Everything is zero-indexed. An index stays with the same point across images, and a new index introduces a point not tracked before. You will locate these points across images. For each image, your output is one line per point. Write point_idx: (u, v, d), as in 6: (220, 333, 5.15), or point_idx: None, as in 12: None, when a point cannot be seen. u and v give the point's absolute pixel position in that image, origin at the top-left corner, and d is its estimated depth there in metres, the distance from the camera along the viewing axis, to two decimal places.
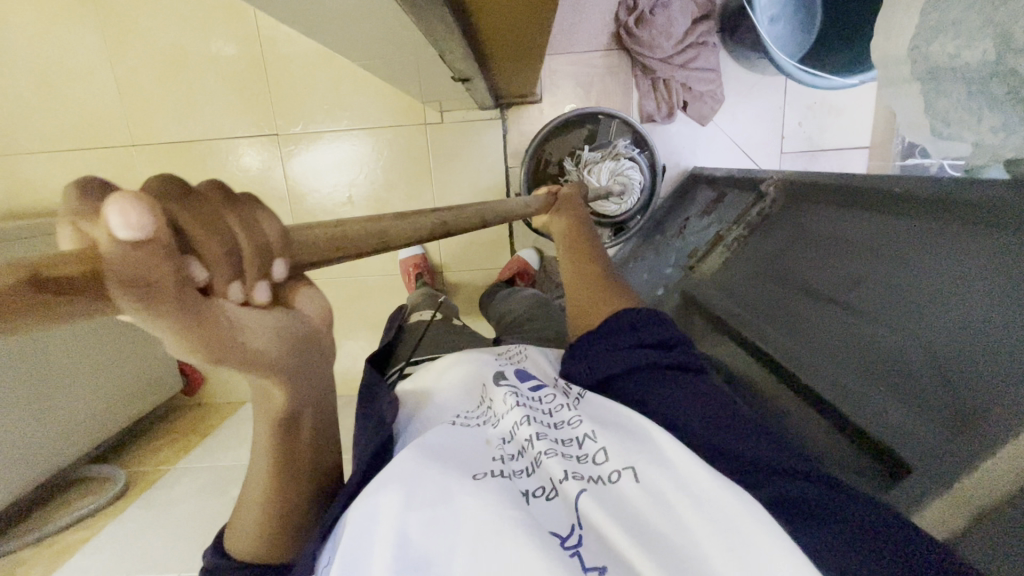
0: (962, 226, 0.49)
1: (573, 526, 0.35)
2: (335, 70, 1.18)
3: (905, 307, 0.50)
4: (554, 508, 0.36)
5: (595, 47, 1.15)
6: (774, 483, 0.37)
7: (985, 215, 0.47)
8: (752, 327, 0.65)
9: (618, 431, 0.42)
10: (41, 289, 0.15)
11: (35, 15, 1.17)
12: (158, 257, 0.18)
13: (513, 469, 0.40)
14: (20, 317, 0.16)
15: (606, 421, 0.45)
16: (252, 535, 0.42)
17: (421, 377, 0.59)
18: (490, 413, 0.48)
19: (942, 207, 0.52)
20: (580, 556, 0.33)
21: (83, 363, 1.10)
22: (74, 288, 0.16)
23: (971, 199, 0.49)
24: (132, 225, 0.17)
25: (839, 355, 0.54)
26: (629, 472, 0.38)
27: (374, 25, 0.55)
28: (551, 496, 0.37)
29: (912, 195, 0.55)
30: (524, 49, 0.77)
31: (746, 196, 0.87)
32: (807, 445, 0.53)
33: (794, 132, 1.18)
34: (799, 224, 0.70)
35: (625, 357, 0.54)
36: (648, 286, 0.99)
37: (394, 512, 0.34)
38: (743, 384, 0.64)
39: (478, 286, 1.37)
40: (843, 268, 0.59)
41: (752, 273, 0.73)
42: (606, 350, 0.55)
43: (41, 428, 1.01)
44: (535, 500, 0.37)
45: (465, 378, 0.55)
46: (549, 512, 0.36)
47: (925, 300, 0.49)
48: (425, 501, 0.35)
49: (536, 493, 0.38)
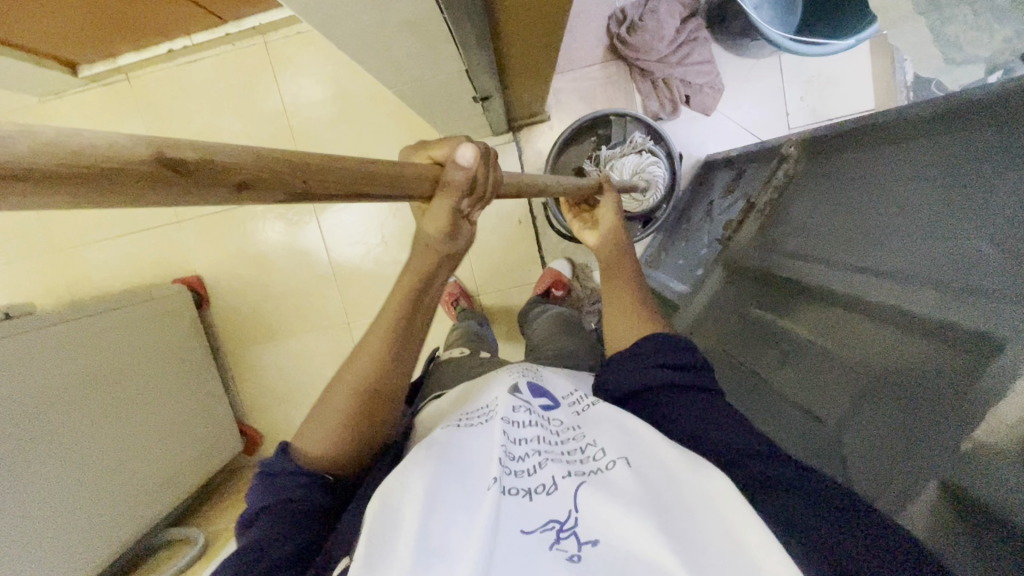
0: (974, 131, 0.50)
1: (570, 511, 0.39)
2: (355, 124, 1.27)
3: (949, 211, 0.51)
4: (555, 502, 0.39)
5: (592, 62, 1.22)
6: (753, 467, 0.44)
7: (1000, 108, 0.48)
8: (803, 275, 0.66)
9: (614, 429, 0.46)
10: (164, 162, 0.21)
11: (87, 120, 1.30)
12: (466, 173, 0.42)
13: (516, 468, 0.42)
14: (141, 184, 0.21)
15: (605, 425, 0.47)
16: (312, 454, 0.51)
17: (452, 395, 0.60)
18: (491, 412, 0.49)
19: (957, 116, 0.52)
20: (576, 536, 0.37)
21: (151, 429, 1.14)
22: (183, 169, 0.22)
23: (979, 98, 0.50)
24: (468, 156, 0.42)
25: (902, 268, 0.53)
26: (622, 461, 0.42)
27: (403, 52, 0.61)
28: (551, 490, 0.40)
29: (925, 115, 0.56)
30: (531, 61, 0.82)
31: (767, 164, 0.90)
32: (881, 367, 0.53)
33: (798, 108, 1.22)
34: (827, 173, 0.71)
35: (647, 373, 0.54)
36: (687, 271, 1.01)
37: (415, 514, 0.38)
38: (803, 332, 0.64)
39: (513, 306, 1.40)
40: (878, 196, 0.60)
41: (791, 230, 0.74)
42: (634, 367, 0.56)
43: (113, 495, 1.03)
44: (538, 496, 0.40)
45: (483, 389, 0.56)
46: (551, 504, 0.39)
47: (969, 199, 0.49)
48: (440, 503, 0.39)
49: (538, 489, 0.40)
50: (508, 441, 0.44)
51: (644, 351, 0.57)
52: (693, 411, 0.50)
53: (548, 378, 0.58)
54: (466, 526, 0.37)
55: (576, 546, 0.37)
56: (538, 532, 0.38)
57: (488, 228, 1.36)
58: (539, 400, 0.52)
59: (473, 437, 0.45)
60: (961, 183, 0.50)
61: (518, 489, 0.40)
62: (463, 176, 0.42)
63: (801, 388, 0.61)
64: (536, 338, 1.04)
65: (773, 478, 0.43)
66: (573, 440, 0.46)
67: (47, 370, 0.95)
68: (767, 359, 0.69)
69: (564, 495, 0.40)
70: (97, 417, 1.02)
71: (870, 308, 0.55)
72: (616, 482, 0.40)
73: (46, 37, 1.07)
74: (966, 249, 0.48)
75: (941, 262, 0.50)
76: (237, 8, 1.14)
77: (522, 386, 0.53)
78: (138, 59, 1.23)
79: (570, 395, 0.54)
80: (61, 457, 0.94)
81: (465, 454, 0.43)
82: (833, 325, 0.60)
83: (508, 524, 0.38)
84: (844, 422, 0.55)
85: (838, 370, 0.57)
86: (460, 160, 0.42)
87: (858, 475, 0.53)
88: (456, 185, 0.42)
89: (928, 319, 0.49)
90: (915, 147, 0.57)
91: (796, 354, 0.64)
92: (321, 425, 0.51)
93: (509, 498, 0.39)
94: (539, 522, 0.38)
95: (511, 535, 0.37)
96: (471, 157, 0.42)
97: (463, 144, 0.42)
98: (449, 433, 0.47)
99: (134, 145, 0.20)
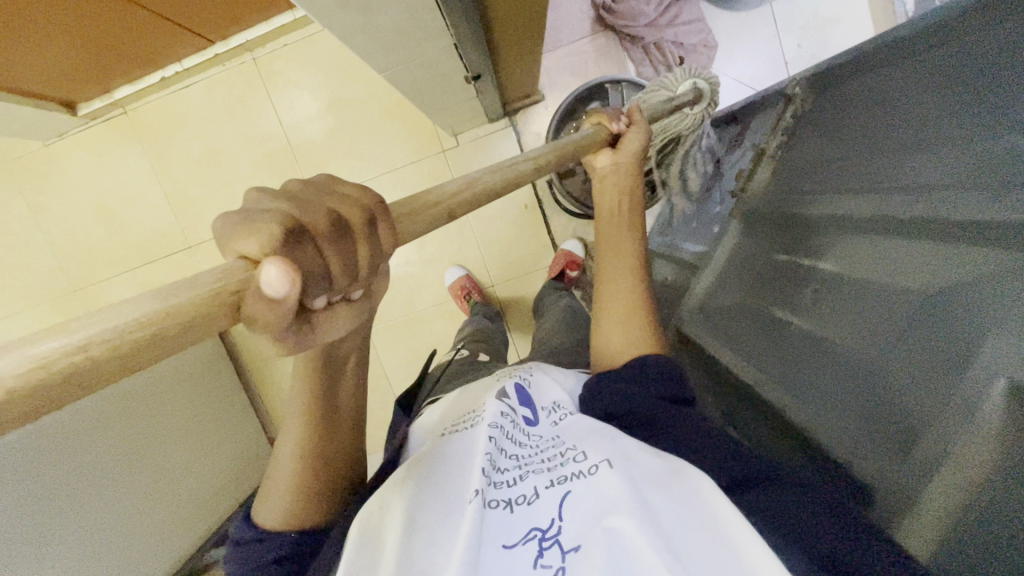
0: (1006, 22, 0.49)
1: (553, 519, 0.42)
2: (353, 128, 1.27)
3: (983, 113, 0.49)
4: (535, 512, 0.42)
5: (580, 36, 1.21)
6: (727, 467, 0.47)
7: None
8: (829, 204, 0.64)
9: (595, 436, 0.48)
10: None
11: (93, 160, 1.32)
12: (286, 309, 0.27)
13: (497, 480, 0.45)
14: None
15: (585, 432, 0.49)
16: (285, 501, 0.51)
17: (442, 404, 0.64)
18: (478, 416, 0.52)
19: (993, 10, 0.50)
20: (558, 544, 0.40)
21: (188, 452, 1.15)
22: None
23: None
24: (280, 289, 0.26)
25: (929, 180, 0.52)
26: (604, 463, 0.43)
27: (387, 31, 0.61)
28: (532, 500, 0.43)
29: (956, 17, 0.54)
30: (521, 39, 0.81)
31: (769, 111, 0.88)
32: (914, 289, 0.50)
33: (796, 55, 1.19)
34: (842, 106, 0.68)
35: (641, 399, 0.57)
36: (703, 232, 0.99)
37: (401, 536, 0.42)
38: (828, 265, 0.61)
39: (528, 293, 1.38)
40: (898, 113, 0.58)
41: (811, 164, 0.72)
42: (625, 389, 0.58)
43: (158, 519, 1.05)
44: (518, 507, 0.43)
45: (473, 398, 0.59)
46: (532, 515, 0.42)
47: (1006, 92, 0.47)
48: (424, 527, 0.42)
49: (519, 500, 0.44)
50: (492, 450, 0.47)
51: (641, 378, 0.59)
52: (680, 427, 0.53)
53: (538, 383, 0.61)
54: (446, 541, 0.41)
55: (558, 556, 0.39)
56: (521, 543, 0.41)
57: (493, 218, 1.35)
58: (524, 407, 0.55)
59: (460, 445, 0.49)
60: (990, 83, 0.49)
61: (499, 502, 0.44)
62: (281, 310, 0.27)
63: (831, 322, 0.57)
64: (547, 327, 1.04)
65: (745, 472, 0.47)
66: (554, 448, 0.49)
67: (83, 399, 0.97)
68: (790, 299, 0.65)
69: (544, 505, 0.43)
70: (134, 442, 1.03)
71: (898, 225, 0.54)
72: (598, 487, 0.42)
73: (43, 79, 1.09)
74: (988, 148, 0.47)
75: (985, 158, 0.47)
76: (223, 27, 1.15)
77: (509, 391, 0.56)
78: (133, 90, 1.25)
79: (549, 405, 0.57)
80: (108, 484, 0.95)
81: (451, 468, 0.47)
82: (860, 248, 0.57)
83: (492, 539, 0.41)
84: (891, 347, 0.50)
85: (871, 295, 0.54)
86: (268, 292, 0.26)
87: (909, 401, 0.46)
88: (284, 319, 0.28)
89: (981, 223, 0.46)
90: (941, 55, 0.55)
91: (827, 289, 0.60)
92: (275, 494, 0.51)
93: (491, 511, 0.43)
94: (521, 534, 0.41)
95: (495, 551, 0.41)
96: (286, 289, 0.26)
97: (268, 265, 0.26)
98: (440, 454, 0.50)
99: (34, 366, 0.20)
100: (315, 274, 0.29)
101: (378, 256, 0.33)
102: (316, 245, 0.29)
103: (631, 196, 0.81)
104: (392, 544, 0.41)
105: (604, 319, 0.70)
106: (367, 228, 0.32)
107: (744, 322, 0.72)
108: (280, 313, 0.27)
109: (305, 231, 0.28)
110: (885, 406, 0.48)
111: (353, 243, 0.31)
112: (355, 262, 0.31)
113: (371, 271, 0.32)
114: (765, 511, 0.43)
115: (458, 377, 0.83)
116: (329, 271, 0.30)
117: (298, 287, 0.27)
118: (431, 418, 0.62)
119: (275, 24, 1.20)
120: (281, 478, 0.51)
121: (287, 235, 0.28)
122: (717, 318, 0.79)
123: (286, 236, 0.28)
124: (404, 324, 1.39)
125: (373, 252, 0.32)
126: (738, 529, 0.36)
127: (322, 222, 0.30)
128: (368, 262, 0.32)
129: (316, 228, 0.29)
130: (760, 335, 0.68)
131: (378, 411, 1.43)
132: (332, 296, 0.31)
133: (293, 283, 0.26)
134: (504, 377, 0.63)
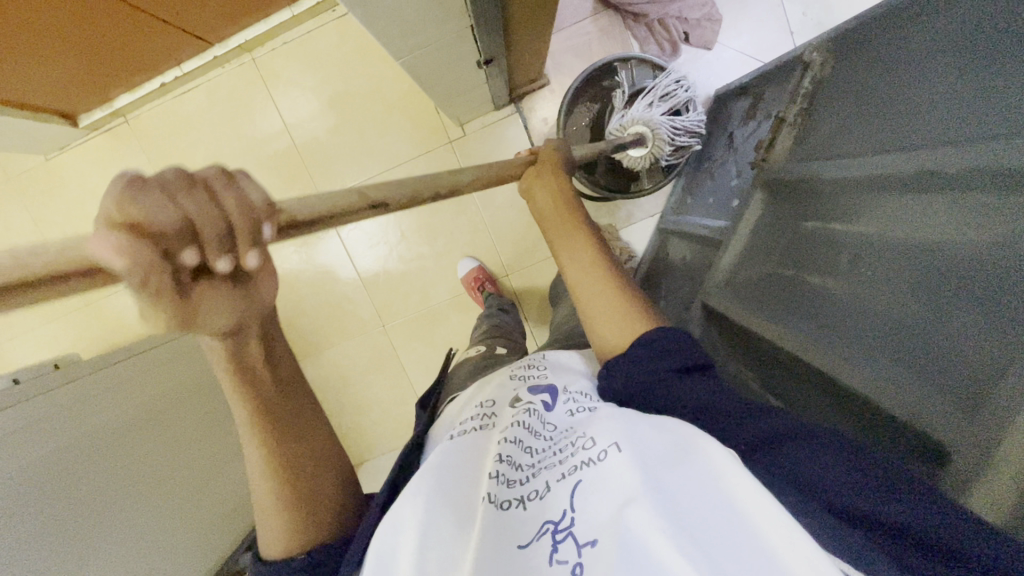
0: None
1: (566, 510, 0.39)
2: (358, 122, 1.26)
3: (1000, 67, 0.49)
4: (548, 507, 0.40)
5: (583, 16, 1.20)
6: (765, 431, 0.46)
7: None
8: (848, 165, 0.65)
9: (605, 419, 0.45)
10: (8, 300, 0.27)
11: (94, 170, 1.31)
12: (143, 270, 0.28)
13: (511, 479, 0.44)
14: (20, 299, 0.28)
15: (597, 418, 0.47)
16: (275, 522, 0.47)
17: (460, 399, 0.63)
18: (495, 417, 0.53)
19: None
20: (574, 537, 0.37)
21: (215, 458, 1.15)
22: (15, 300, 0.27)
23: None
24: (116, 258, 0.27)
25: (951, 134, 0.52)
26: (613, 448, 0.40)
27: (405, 15, 0.60)
28: (544, 495, 0.41)
29: None
30: (532, 21, 0.80)
31: (784, 80, 0.87)
32: (958, 246, 0.49)
33: (801, 24, 1.17)
34: (863, 69, 0.67)
35: (657, 373, 0.54)
36: (721, 207, 0.99)
37: (411, 552, 0.39)
38: (859, 232, 0.61)
39: (542, 280, 1.37)
40: (928, 71, 0.57)
41: (839, 124, 0.70)
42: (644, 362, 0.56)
43: (189, 527, 1.04)
44: (531, 505, 0.41)
45: (488, 394, 0.58)
46: (543, 510, 0.40)
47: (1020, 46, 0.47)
48: (437, 540, 0.39)
49: (531, 497, 0.42)
50: (506, 451, 0.46)
51: (658, 353, 0.56)
52: (712, 391, 0.51)
53: (557, 374, 0.60)
54: (458, 553, 0.38)
55: (574, 550, 0.36)
56: (536, 541, 0.38)
57: (502, 206, 1.34)
58: (541, 394, 0.54)
59: (473, 446, 0.49)
60: (1004, 34, 0.49)
61: (512, 502, 0.42)
62: (145, 268, 0.28)
63: (876, 286, 0.56)
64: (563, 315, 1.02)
65: (782, 428, 0.46)
66: (566, 438, 0.47)
67: (111, 409, 0.96)
68: (825, 267, 0.65)
69: (556, 498, 0.40)
70: (162, 447, 1.02)
71: (924, 181, 0.53)
72: (611, 475, 0.39)
73: (45, 91, 1.08)
74: (1011, 97, 0.47)
75: (1014, 102, 0.46)
76: (222, 28, 1.14)
77: (524, 389, 0.56)
78: (133, 98, 1.24)
79: (572, 393, 0.56)
80: (142, 495, 0.95)
81: (462, 475, 0.45)
82: (893, 209, 0.57)
83: (505, 541, 0.38)
84: (941, 306, 0.49)
85: (903, 253, 0.55)
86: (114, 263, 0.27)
87: (966, 360, 0.46)
88: (156, 284, 0.29)
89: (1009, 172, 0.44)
90: (956, 8, 0.55)
91: (864, 253, 0.59)
92: (265, 520, 0.48)
93: (502, 512, 0.41)
94: (534, 530, 0.39)
95: (511, 553, 0.38)
96: (125, 256, 0.27)
97: (99, 235, 0.27)
98: (446, 450, 0.49)
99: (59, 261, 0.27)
100: (168, 230, 0.28)
101: (251, 210, 0.31)
102: (165, 195, 0.28)
103: (561, 194, 0.75)
104: (407, 561, 0.39)
105: (593, 307, 0.65)
106: (225, 179, 0.31)
107: (777, 293, 0.73)
108: (145, 273, 0.28)
109: (147, 182, 0.28)
110: (945, 364, 0.48)
111: (210, 193, 0.30)
112: (221, 216, 0.30)
113: (248, 221, 0.31)
114: (820, 487, 0.41)
115: (482, 369, 0.82)
116: (182, 224, 0.29)
117: (136, 248, 0.27)
118: (449, 417, 0.60)
119: (273, 23, 1.18)
120: (267, 505, 0.48)
121: (129, 190, 0.27)
122: (746, 290, 0.79)
123: (127, 188, 0.27)
124: (418, 318, 1.38)
125: (246, 204, 0.31)
126: (762, 507, 0.34)
127: (174, 180, 0.29)
128: (241, 216, 0.31)
129: (165, 182, 0.29)
130: (792, 302, 0.69)
131: (399, 406, 1.43)
132: (204, 249, 0.30)
133: (126, 245, 0.27)
134: (518, 369, 0.62)
